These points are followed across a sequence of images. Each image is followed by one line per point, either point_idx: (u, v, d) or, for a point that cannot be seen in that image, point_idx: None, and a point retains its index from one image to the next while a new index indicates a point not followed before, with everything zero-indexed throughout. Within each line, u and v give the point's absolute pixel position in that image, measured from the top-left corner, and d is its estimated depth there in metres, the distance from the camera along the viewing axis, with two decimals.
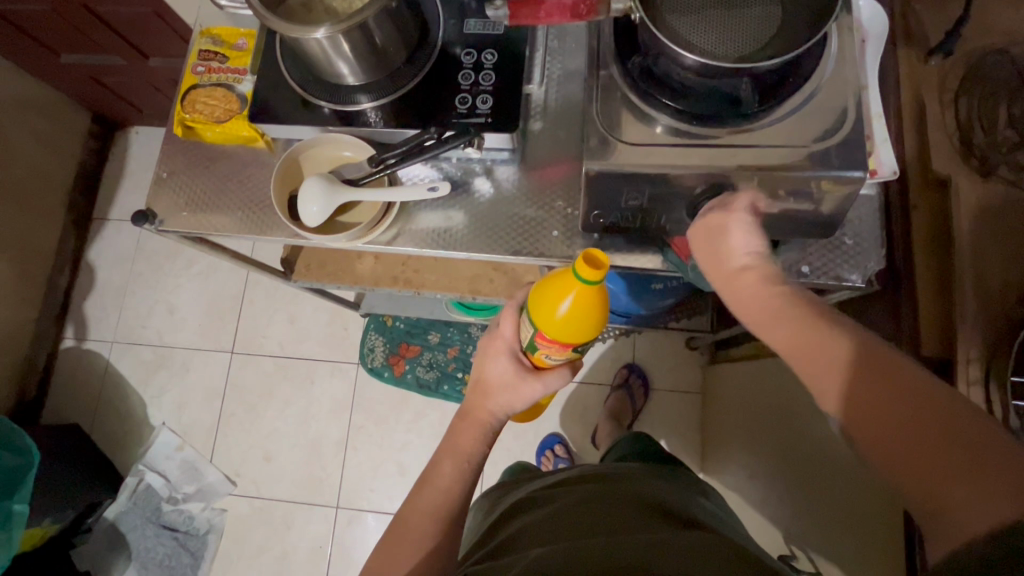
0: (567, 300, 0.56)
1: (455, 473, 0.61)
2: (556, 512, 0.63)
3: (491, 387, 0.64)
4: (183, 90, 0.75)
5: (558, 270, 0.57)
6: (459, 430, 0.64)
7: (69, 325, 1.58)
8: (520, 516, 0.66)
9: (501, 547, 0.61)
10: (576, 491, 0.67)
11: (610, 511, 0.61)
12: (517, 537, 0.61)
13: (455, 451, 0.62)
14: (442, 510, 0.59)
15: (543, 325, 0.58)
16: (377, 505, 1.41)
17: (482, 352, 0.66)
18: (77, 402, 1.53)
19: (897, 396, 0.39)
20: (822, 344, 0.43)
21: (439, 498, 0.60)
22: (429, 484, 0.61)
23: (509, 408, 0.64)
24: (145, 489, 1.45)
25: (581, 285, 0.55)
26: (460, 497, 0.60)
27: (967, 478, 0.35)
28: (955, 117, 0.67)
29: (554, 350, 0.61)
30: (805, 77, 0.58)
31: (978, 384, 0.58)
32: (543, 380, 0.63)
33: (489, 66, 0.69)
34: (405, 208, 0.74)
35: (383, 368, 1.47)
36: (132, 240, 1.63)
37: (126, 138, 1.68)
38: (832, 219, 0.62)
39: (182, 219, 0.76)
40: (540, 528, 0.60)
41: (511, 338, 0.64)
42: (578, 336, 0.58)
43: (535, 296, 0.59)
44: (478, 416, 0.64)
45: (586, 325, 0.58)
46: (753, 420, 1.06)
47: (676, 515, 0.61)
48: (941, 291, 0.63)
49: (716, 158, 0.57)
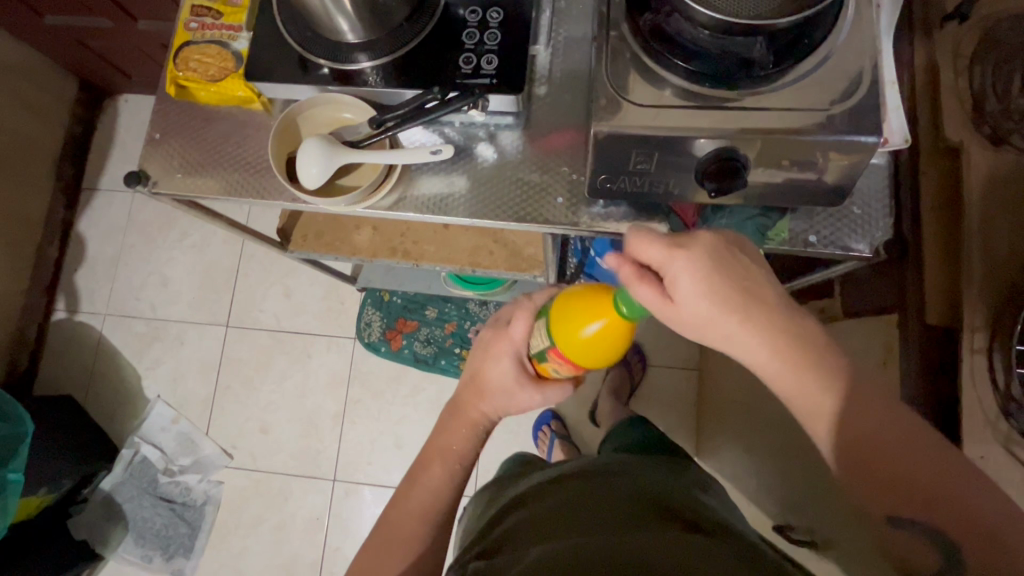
0: (596, 324, 0.55)
1: (445, 473, 0.63)
2: (551, 509, 0.62)
3: (490, 383, 0.65)
4: (175, 47, 0.72)
5: (595, 289, 0.56)
6: (451, 428, 0.66)
7: (60, 297, 1.56)
8: (516, 512, 0.65)
9: (499, 542, 0.60)
10: (573, 489, 0.66)
11: (604, 512, 0.59)
12: (516, 533, 0.60)
13: (446, 451, 0.65)
14: (431, 509, 0.62)
15: (561, 341, 0.58)
16: (374, 478, 1.42)
17: (485, 348, 0.67)
18: (69, 375, 1.52)
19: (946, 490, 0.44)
20: (875, 430, 0.47)
21: (429, 496, 0.62)
22: (417, 482, 0.64)
23: (502, 407, 0.66)
24: (140, 460, 1.45)
25: (617, 315, 0.54)
26: (449, 496, 0.63)
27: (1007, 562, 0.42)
28: (969, 84, 0.65)
29: (563, 367, 0.60)
30: (819, 40, 0.57)
31: (982, 351, 0.59)
32: (543, 392, 0.64)
33: (495, 25, 0.67)
34: (406, 172, 0.73)
35: (380, 342, 1.46)
36: (123, 211, 1.60)
37: (114, 107, 1.63)
38: (839, 187, 0.61)
39: (176, 181, 0.74)
40: (538, 524, 0.60)
41: (518, 341, 0.63)
42: (593, 362, 0.58)
43: (560, 306, 0.58)
44: (469, 415, 0.66)
45: (604, 354, 0.57)
46: (749, 396, 1.06)
47: (676, 516, 0.60)
48: (950, 266, 0.64)
49: (730, 120, 0.56)
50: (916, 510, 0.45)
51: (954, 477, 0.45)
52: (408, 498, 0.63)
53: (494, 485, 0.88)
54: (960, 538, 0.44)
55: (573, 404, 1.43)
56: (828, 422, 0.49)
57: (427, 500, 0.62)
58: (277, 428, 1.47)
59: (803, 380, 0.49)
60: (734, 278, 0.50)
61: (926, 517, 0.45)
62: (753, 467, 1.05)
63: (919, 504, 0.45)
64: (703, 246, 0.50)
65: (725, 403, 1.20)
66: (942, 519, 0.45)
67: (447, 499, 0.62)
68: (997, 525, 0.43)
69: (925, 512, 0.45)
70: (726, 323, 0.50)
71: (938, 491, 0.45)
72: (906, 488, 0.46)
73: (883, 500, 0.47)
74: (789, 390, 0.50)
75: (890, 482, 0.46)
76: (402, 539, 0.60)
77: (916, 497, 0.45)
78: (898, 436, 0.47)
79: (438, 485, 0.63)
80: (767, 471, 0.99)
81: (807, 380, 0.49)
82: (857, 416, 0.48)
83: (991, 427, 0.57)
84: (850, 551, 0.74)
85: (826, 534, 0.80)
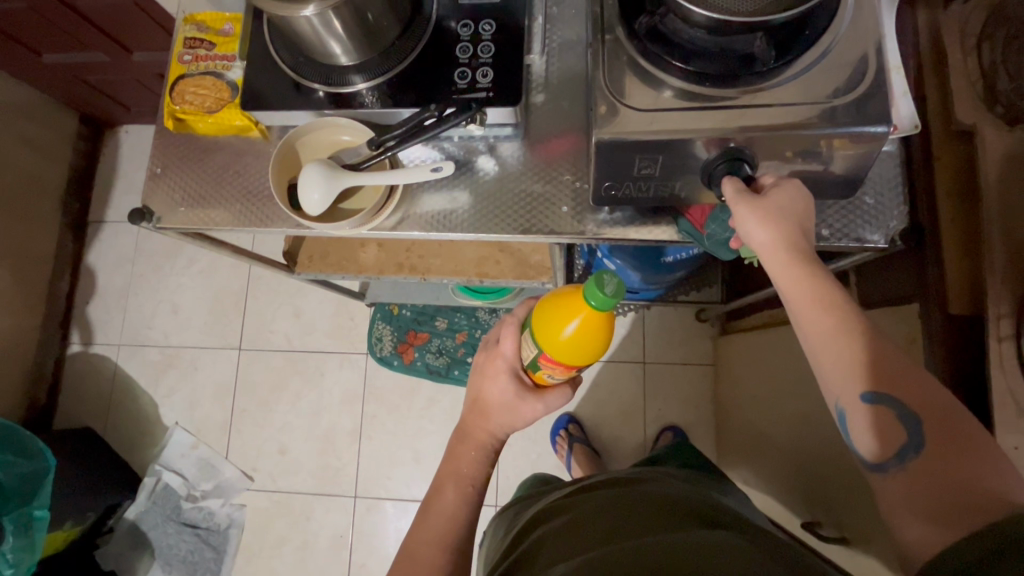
0: (573, 323, 0.55)
1: (458, 500, 0.63)
2: (573, 520, 0.61)
3: (493, 405, 0.65)
4: (170, 82, 0.72)
5: (567, 291, 0.57)
6: (459, 453, 0.66)
7: (75, 331, 1.58)
8: (537, 529, 0.64)
9: (524, 559, 0.59)
10: (596, 499, 0.65)
11: (627, 518, 0.59)
12: (538, 550, 0.59)
13: (457, 476, 0.64)
14: (449, 539, 0.60)
15: (547, 347, 0.58)
16: (394, 492, 1.42)
17: (480, 370, 0.67)
18: (88, 407, 1.53)
19: (924, 387, 0.48)
20: (859, 338, 0.49)
21: (448, 522, 0.61)
22: (432, 509, 0.63)
23: (511, 424, 0.65)
24: (163, 488, 1.45)
25: (590, 309, 0.55)
26: (465, 522, 0.62)
27: (967, 451, 0.45)
28: (977, 63, 0.64)
29: (556, 370, 0.61)
30: (820, 31, 0.55)
31: (1010, 339, 0.57)
32: (544, 401, 0.64)
33: (488, 37, 0.66)
34: (407, 191, 0.72)
35: (392, 356, 1.46)
36: (130, 241, 1.61)
37: (116, 138, 1.64)
38: (849, 177, 0.60)
39: (179, 215, 0.74)
40: (561, 538, 0.58)
41: (511, 357, 0.64)
42: (580, 359, 0.58)
43: (538, 315, 0.58)
44: (475, 438, 0.66)
45: (587, 350, 0.57)
46: (770, 388, 1.04)
47: (696, 512, 0.60)
48: (967, 252, 0.62)
49: (728, 121, 0.55)
50: (884, 384, 0.48)
51: (919, 377, 0.48)
52: (425, 527, 0.61)
53: (514, 506, 0.88)
54: (923, 414, 0.47)
55: (591, 408, 1.42)
56: (806, 318, 0.51)
57: (444, 527, 0.61)
58: (295, 448, 1.47)
59: (796, 279, 0.52)
60: (782, 205, 0.54)
61: (909, 402, 0.47)
62: (778, 465, 1.02)
63: (892, 383, 0.48)
64: (777, 198, 0.54)
65: (744, 396, 1.19)
66: (904, 395, 0.48)
67: (462, 524, 0.62)
68: (948, 408, 0.47)
69: (892, 386, 0.48)
70: (756, 231, 0.54)
71: (905, 379, 0.48)
72: (888, 379, 0.48)
73: (865, 385, 0.49)
74: (787, 289, 0.52)
75: (883, 373, 0.48)
76: (428, 562, 0.58)
77: (876, 376, 0.49)
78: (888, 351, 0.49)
79: (454, 512, 0.62)
80: (791, 469, 0.97)
81: (813, 292, 0.51)
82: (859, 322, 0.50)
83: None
84: (881, 545, 0.72)
85: (861, 532, 0.77)
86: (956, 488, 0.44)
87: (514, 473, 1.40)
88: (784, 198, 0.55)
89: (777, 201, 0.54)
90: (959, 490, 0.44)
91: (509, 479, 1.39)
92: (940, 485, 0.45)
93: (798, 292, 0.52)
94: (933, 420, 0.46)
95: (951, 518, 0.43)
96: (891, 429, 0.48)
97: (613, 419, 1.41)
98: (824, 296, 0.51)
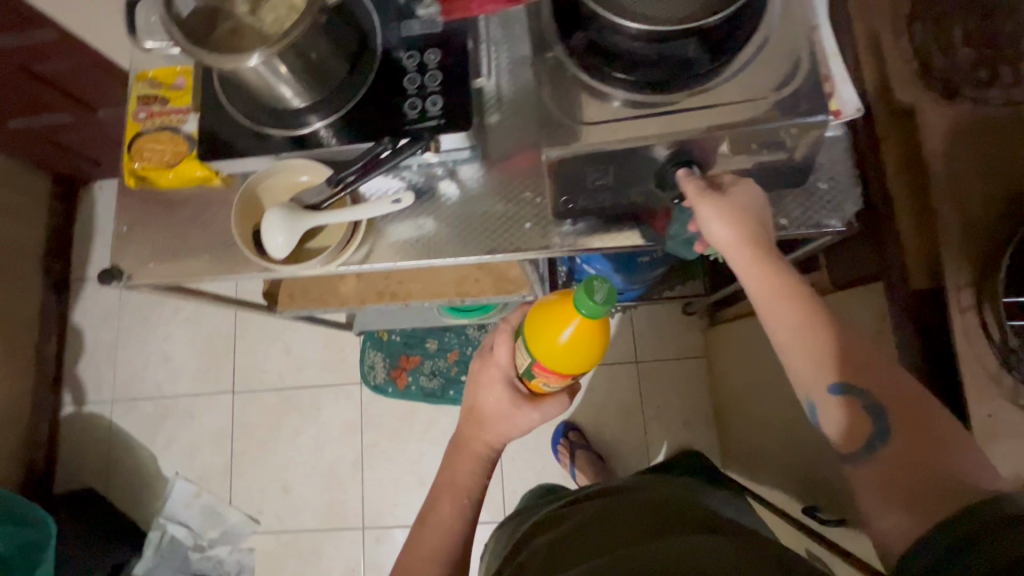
0: (568, 329, 0.56)
1: (451, 523, 0.62)
2: (563, 533, 0.61)
3: (487, 414, 0.65)
4: (128, 140, 0.73)
5: (557, 298, 0.57)
6: (447, 476, 0.66)
7: (66, 392, 1.56)
8: (529, 544, 0.64)
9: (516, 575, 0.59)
10: (587, 510, 0.65)
11: (615, 527, 0.59)
12: (528, 565, 0.59)
13: (448, 499, 0.64)
14: (444, 564, 0.60)
15: (541, 355, 0.58)
16: (402, 519, 1.41)
17: (475, 380, 0.67)
18: (87, 467, 1.52)
19: (889, 375, 0.49)
20: (821, 333, 0.51)
21: (442, 548, 0.61)
22: (424, 536, 0.62)
23: (505, 435, 0.65)
24: (169, 541, 1.43)
25: (583, 316, 0.55)
26: (459, 545, 0.61)
27: (933, 440, 0.45)
28: (911, 43, 0.66)
29: (551, 378, 0.61)
30: (754, 29, 0.57)
31: (971, 309, 0.58)
32: (540, 408, 0.64)
33: (433, 66, 0.66)
34: (373, 224, 0.73)
35: (386, 383, 1.46)
36: (114, 296, 1.61)
37: (91, 194, 1.64)
38: (801, 165, 0.61)
39: (150, 270, 0.74)
40: (550, 551, 0.59)
41: (506, 365, 0.64)
42: (576, 366, 0.58)
43: (531, 322, 0.59)
44: (463, 459, 0.66)
45: (582, 357, 0.58)
46: (762, 375, 1.05)
47: (683, 514, 0.60)
48: (924, 226, 0.62)
49: (676, 125, 0.56)
50: (848, 374, 0.50)
51: (883, 366, 0.49)
52: (416, 554, 0.61)
53: (510, 521, 0.88)
54: (888, 404, 0.48)
55: (589, 413, 1.42)
56: (772, 311, 0.53)
57: (438, 553, 0.60)
58: (298, 486, 1.46)
59: (761, 274, 0.54)
60: (743, 204, 0.56)
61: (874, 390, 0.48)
62: (777, 452, 1.03)
63: (856, 372, 0.50)
64: (738, 196, 0.57)
65: (738, 385, 1.19)
66: (872, 388, 0.49)
67: (457, 547, 0.61)
68: (913, 396, 0.48)
69: (856, 376, 0.49)
70: (718, 230, 0.55)
71: (869, 368, 0.50)
72: (853, 366, 0.50)
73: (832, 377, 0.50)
74: (753, 285, 0.54)
75: (846, 362, 0.50)
76: None
77: (841, 367, 0.50)
78: (852, 340, 0.51)
79: (448, 536, 0.61)
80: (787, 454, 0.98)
81: (777, 286, 0.53)
82: (822, 314, 0.52)
83: (995, 382, 0.57)
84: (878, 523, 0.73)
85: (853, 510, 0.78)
86: (925, 474, 0.44)
87: (519, 486, 1.39)
88: (745, 197, 0.57)
89: (737, 201, 0.56)
90: (925, 478, 0.44)
91: (514, 493, 1.39)
92: (908, 472, 0.45)
93: (764, 287, 0.54)
94: (898, 409, 0.47)
95: (918, 504, 0.43)
96: (857, 420, 0.49)
97: (612, 421, 1.41)
98: (788, 290, 0.53)
